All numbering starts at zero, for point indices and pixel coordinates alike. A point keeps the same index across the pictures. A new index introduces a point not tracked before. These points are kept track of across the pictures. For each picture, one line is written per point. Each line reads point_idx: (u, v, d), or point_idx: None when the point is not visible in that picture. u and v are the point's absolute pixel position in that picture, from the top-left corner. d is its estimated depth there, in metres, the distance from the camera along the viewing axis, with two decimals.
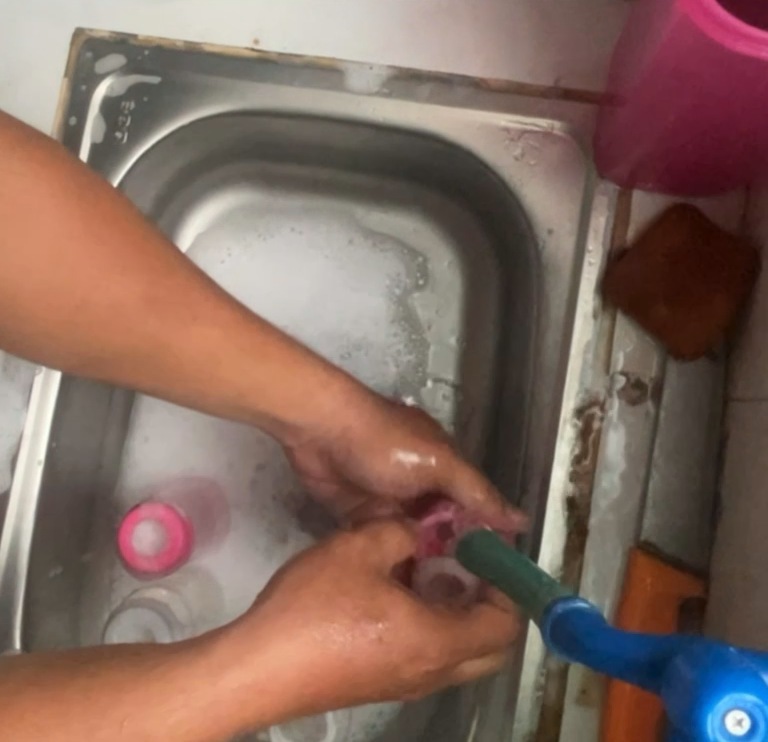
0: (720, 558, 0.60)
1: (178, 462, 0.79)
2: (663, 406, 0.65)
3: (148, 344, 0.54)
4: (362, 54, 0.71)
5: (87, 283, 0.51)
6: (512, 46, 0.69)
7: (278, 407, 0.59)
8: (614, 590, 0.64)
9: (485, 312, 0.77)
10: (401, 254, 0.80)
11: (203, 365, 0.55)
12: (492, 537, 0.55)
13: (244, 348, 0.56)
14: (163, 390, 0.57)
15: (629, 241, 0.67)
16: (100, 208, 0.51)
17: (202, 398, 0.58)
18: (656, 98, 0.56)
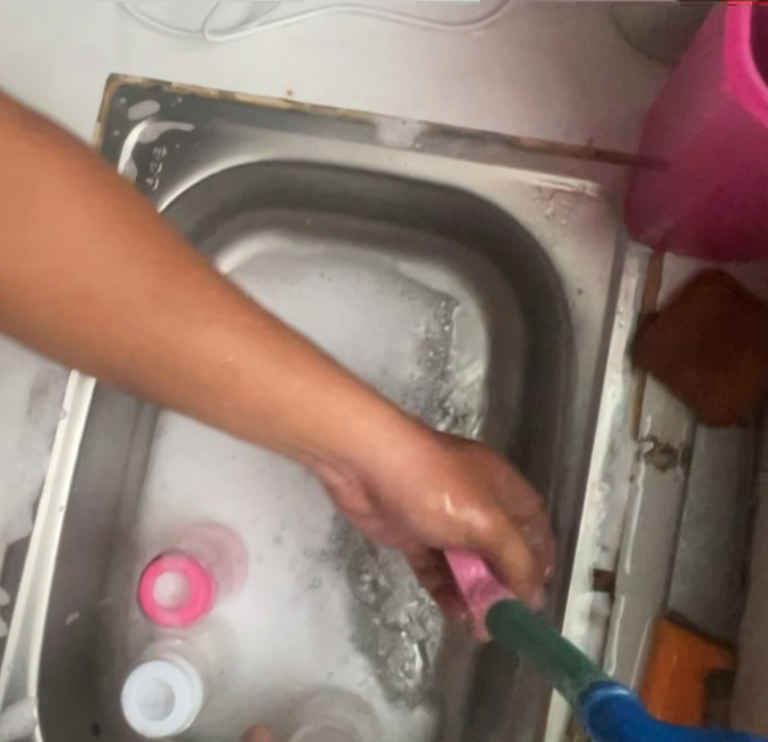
0: (748, 633, 0.59)
1: (196, 508, 0.79)
2: (691, 472, 0.65)
3: (202, 366, 0.49)
4: (396, 109, 0.71)
5: (106, 290, 0.46)
6: (547, 105, 0.69)
7: (327, 441, 0.53)
8: (640, 659, 0.63)
9: (506, 368, 0.78)
10: (417, 305, 0.80)
11: (253, 406, 0.51)
12: (534, 616, 0.56)
13: (276, 361, 0.50)
14: (209, 413, 0.52)
15: (659, 304, 0.67)
16: (134, 219, 0.47)
17: (238, 430, 0.53)
18: (695, 169, 0.56)
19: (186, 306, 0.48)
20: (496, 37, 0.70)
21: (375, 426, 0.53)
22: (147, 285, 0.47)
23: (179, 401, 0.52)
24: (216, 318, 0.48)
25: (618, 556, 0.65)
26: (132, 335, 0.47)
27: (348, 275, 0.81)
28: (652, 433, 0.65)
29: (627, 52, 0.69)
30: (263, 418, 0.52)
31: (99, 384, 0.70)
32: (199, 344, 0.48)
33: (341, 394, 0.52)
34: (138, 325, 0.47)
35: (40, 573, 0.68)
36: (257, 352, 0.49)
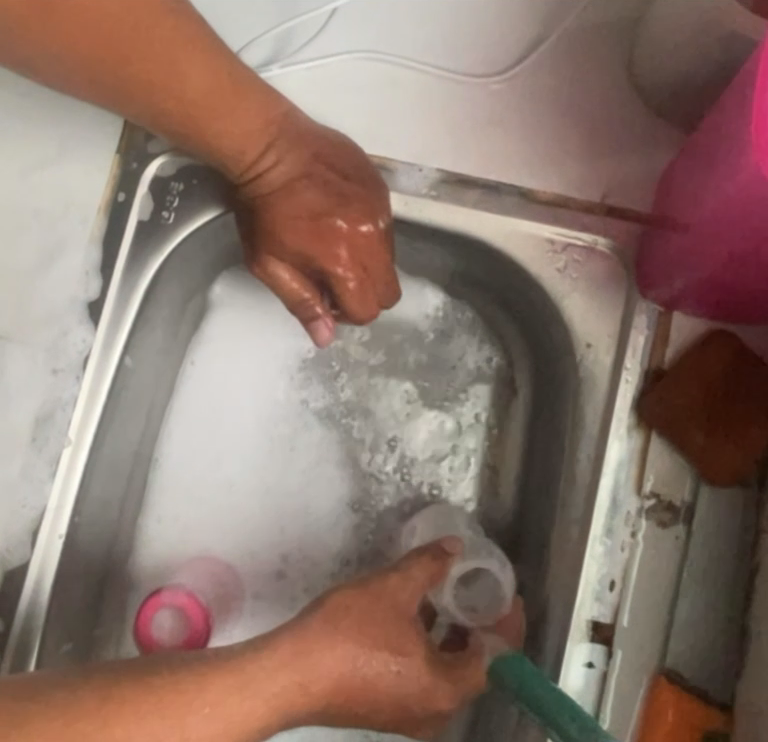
0: (745, 696, 0.59)
1: (196, 539, 0.79)
2: (692, 531, 0.65)
3: (260, 140, 0.65)
4: (414, 156, 0.71)
5: (220, 113, 0.62)
6: (563, 158, 0.70)
7: (277, 233, 0.69)
8: (636, 717, 0.63)
9: (510, 419, 0.80)
10: (423, 354, 0.81)
11: (311, 243, 0.68)
12: (546, 684, 0.57)
13: (313, 161, 0.67)
14: (272, 251, 0.70)
15: (666, 360, 0.67)
16: (230, 63, 0.62)
17: (298, 258, 0.69)
18: (711, 234, 0.57)
19: (231, 110, 0.63)
20: (515, 89, 0.71)
21: (357, 254, 0.69)
22: (212, 81, 0.61)
23: (242, 173, 0.67)
24: (279, 152, 0.65)
25: (616, 611, 0.64)
26: (236, 143, 0.65)
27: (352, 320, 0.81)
28: (655, 490, 0.66)
29: (643, 114, 0.70)
30: (282, 222, 0.68)
31: (103, 419, 0.71)
32: (246, 143, 0.64)
33: (328, 208, 0.67)
34: (216, 118, 0.63)
35: (37, 603, 0.68)
36: (331, 202, 0.68)
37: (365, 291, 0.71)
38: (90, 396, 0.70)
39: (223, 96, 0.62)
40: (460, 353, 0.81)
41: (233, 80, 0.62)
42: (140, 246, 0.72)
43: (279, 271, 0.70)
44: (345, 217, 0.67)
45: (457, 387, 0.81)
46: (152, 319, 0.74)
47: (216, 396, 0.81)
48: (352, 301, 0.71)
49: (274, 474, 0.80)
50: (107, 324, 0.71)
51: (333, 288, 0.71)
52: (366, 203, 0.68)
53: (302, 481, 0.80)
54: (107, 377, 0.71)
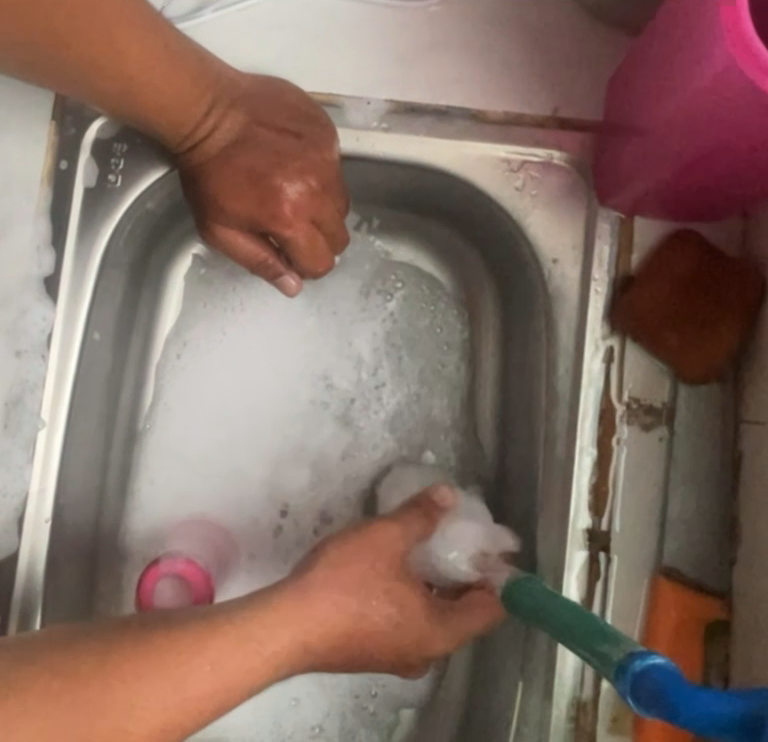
0: (744, 584, 0.61)
1: (189, 503, 0.79)
2: (676, 431, 0.66)
3: (199, 102, 0.65)
4: (358, 88, 0.70)
5: (156, 76, 0.63)
6: (509, 75, 0.69)
7: (228, 193, 0.68)
8: (639, 620, 0.64)
9: (481, 349, 0.79)
10: (408, 303, 0.81)
11: (261, 199, 0.68)
12: (554, 597, 0.55)
13: (262, 118, 0.67)
14: (224, 214, 0.69)
15: (633, 265, 0.67)
16: (163, 31, 0.62)
17: (249, 218, 0.69)
18: (675, 135, 0.56)
19: (168, 72, 0.63)
20: (453, 10, 0.70)
21: (310, 205, 0.68)
22: (149, 45, 0.61)
23: (184, 143, 0.67)
24: (219, 111, 0.66)
25: (609, 517, 0.66)
26: (173, 105, 0.65)
27: (363, 273, 0.82)
28: (635, 397, 0.66)
29: (586, 22, 0.69)
30: (233, 179, 0.68)
31: (73, 398, 0.70)
32: (185, 105, 0.65)
33: (277, 162, 0.67)
34: (154, 79, 0.63)
35: (33, 588, 0.68)
36: (278, 157, 0.67)
37: (317, 247, 0.70)
38: (59, 374, 0.69)
39: (158, 67, 0.62)
40: (428, 288, 0.81)
41: (167, 48, 0.62)
42: (89, 215, 0.70)
43: (231, 235, 0.70)
44: (287, 174, 0.67)
45: (429, 323, 0.81)
46: (111, 290, 0.72)
47: (186, 374, 0.81)
48: (306, 257, 0.70)
49: (255, 436, 0.81)
50: (66, 299, 0.70)
51: (283, 246, 0.70)
52: (306, 158, 0.67)
53: (287, 435, 0.80)
54: (74, 350, 0.70)
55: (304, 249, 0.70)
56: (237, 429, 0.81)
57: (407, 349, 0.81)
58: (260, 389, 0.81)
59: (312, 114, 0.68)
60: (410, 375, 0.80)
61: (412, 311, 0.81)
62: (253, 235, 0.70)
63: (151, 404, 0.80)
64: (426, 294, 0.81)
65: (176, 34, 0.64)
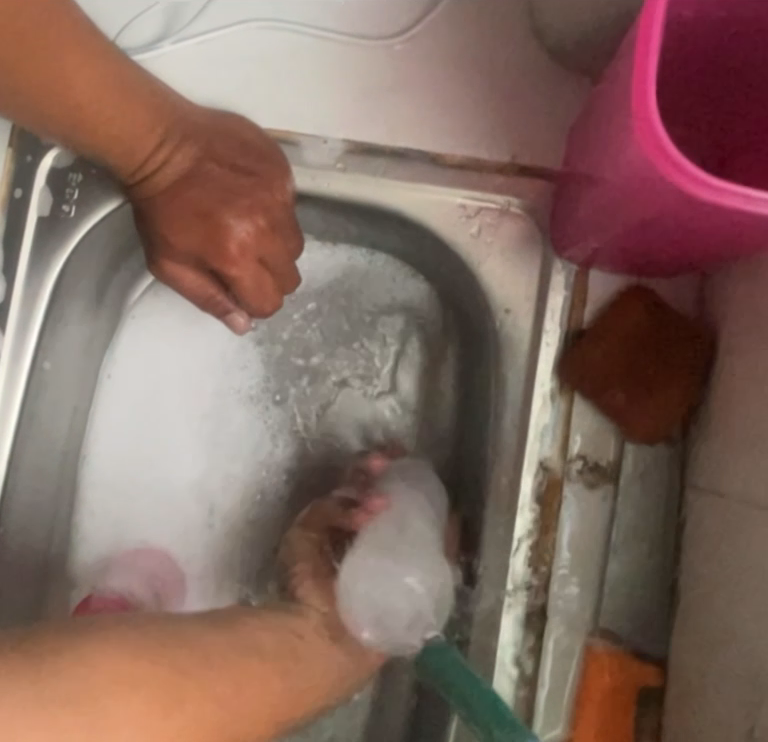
0: (678, 653, 0.61)
1: (129, 530, 0.79)
2: (619, 490, 0.65)
3: (147, 136, 0.64)
4: (316, 127, 0.69)
5: (104, 109, 0.62)
6: (468, 119, 0.68)
7: (174, 230, 0.67)
8: (572, 682, 0.64)
9: (436, 384, 0.78)
10: (365, 341, 0.79)
11: (208, 238, 0.67)
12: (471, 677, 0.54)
13: (214, 152, 0.66)
14: (171, 249, 0.68)
15: (586, 320, 0.66)
16: (111, 65, 0.61)
17: (197, 254, 0.68)
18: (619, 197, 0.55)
19: (116, 106, 0.62)
20: (415, 51, 0.68)
21: (257, 244, 0.67)
22: (93, 79, 0.60)
23: (134, 175, 0.66)
24: (168, 144, 0.65)
25: (548, 575, 0.65)
26: (122, 137, 0.64)
27: (320, 305, 0.79)
28: (580, 453, 0.66)
29: (549, 68, 0.67)
30: (180, 215, 0.66)
31: (20, 427, 0.69)
32: (133, 138, 0.64)
33: (224, 200, 0.66)
34: (101, 113, 0.62)
35: None
36: (225, 195, 0.66)
37: (264, 285, 0.69)
38: (5, 403, 0.69)
39: (106, 101, 0.61)
40: (388, 323, 0.79)
41: (117, 84, 0.61)
42: (42, 245, 0.70)
43: (177, 270, 0.69)
44: (235, 213, 0.66)
45: (386, 360, 0.79)
46: (65, 318, 0.72)
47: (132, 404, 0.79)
48: (252, 297, 0.69)
49: (201, 459, 0.80)
50: (14, 329, 0.69)
51: (230, 284, 0.69)
52: (255, 197, 0.66)
53: (234, 460, 0.80)
54: (22, 380, 0.69)
55: (251, 289, 0.69)
56: (179, 453, 0.80)
57: (362, 385, 0.79)
58: (202, 412, 0.80)
59: (264, 149, 0.67)
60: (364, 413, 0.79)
61: (368, 348, 0.79)
62: (201, 272, 0.69)
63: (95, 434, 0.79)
64: (383, 329, 0.79)
65: (127, 66, 0.62)
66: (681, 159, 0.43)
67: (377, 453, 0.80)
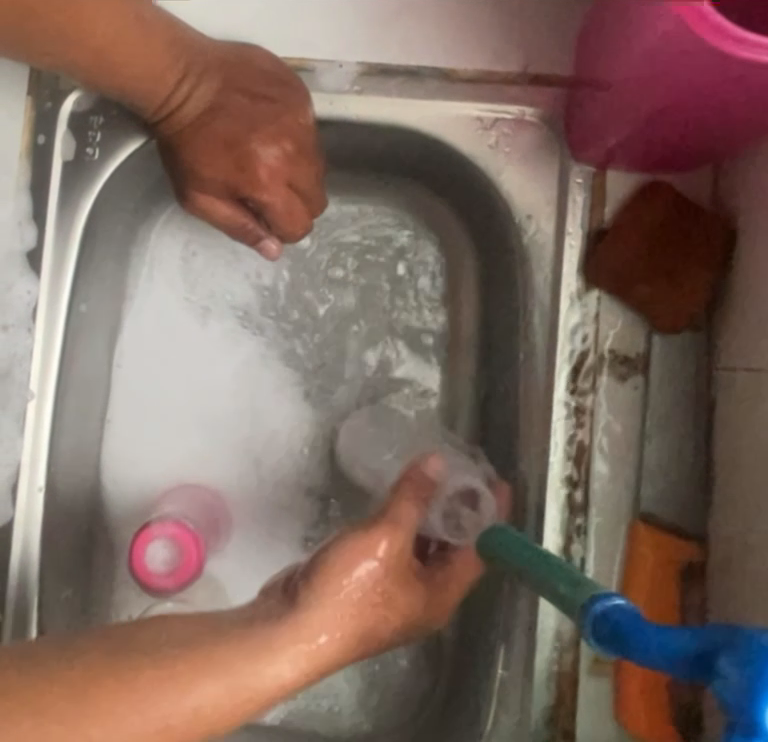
0: (720, 527, 0.63)
1: (156, 466, 0.80)
2: (650, 379, 0.67)
3: (169, 70, 0.65)
4: (330, 52, 0.70)
5: (126, 46, 0.63)
6: (479, 34, 0.69)
7: (203, 161, 0.69)
8: (617, 565, 0.66)
9: (461, 300, 0.80)
10: (386, 266, 0.81)
11: (237, 166, 0.69)
12: (531, 547, 0.56)
13: (234, 83, 0.68)
14: (201, 181, 0.70)
15: (606, 219, 0.68)
16: (130, 2, 0.62)
17: (227, 183, 0.70)
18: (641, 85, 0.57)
19: (137, 41, 0.63)
20: None
21: (286, 168, 0.69)
22: (114, 16, 0.61)
23: (157, 113, 0.68)
24: (190, 77, 0.66)
25: (588, 467, 0.67)
26: (145, 72, 0.65)
27: (340, 234, 0.81)
28: (610, 348, 0.68)
29: None
30: (207, 146, 0.68)
31: (62, 367, 0.71)
32: (156, 74, 0.65)
33: (250, 129, 0.68)
34: (123, 50, 0.63)
35: (31, 549, 0.70)
36: (250, 123, 0.68)
37: (295, 209, 0.71)
38: (45, 346, 0.71)
39: (127, 37, 0.63)
40: (407, 247, 0.81)
41: (137, 19, 0.63)
42: (69, 189, 0.71)
43: (209, 201, 0.71)
44: (261, 140, 0.68)
45: (407, 283, 0.81)
46: (94, 262, 0.74)
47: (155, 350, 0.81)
48: (284, 222, 0.72)
49: (227, 394, 0.81)
50: (49, 273, 0.71)
51: (261, 210, 0.71)
52: (279, 122, 0.68)
53: (258, 395, 0.81)
54: (59, 323, 0.71)
55: (283, 213, 0.71)
56: (204, 392, 0.81)
57: (384, 309, 0.81)
58: (226, 350, 0.81)
59: (283, 74, 0.68)
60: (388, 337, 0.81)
61: (387, 272, 0.81)
62: (231, 201, 0.71)
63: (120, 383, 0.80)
64: (400, 253, 0.81)
65: (144, 3, 0.64)
66: (726, 24, 0.46)
67: (397, 386, 0.81)
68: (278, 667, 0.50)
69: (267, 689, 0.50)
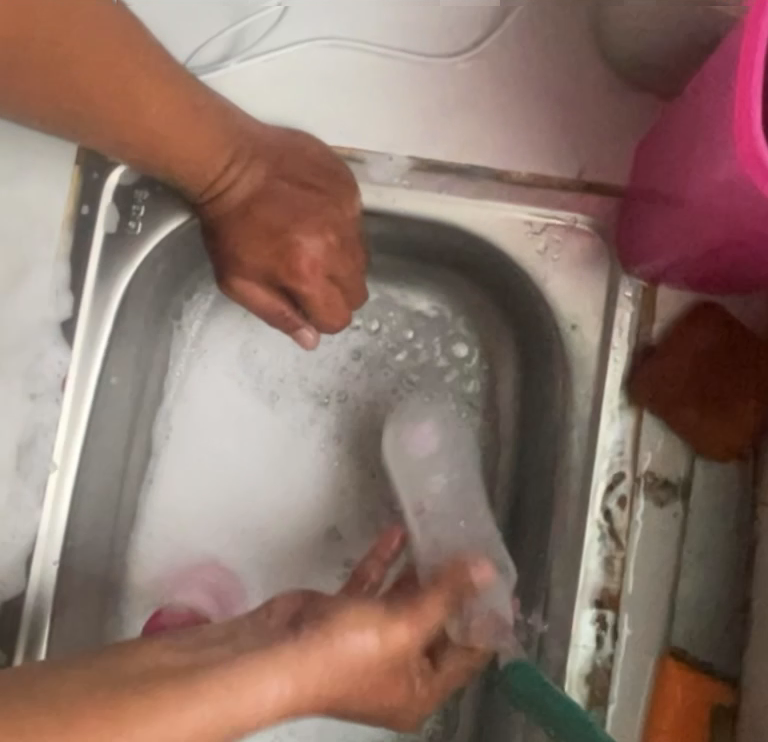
0: (751, 672, 0.60)
1: (184, 546, 0.77)
2: (689, 507, 0.65)
3: (220, 158, 0.65)
4: (382, 144, 0.69)
5: (180, 133, 0.63)
6: (534, 136, 0.68)
7: (244, 249, 0.68)
8: (643, 700, 0.63)
9: (499, 395, 0.77)
10: (429, 351, 0.79)
11: (280, 257, 0.67)
12: None
13: (284, 174, 0.67)
14: (241, 269, 0.68)
15: (654, 336, 0.66)
16: (188, 91, 0.62)
17: (268, 273, 0.68)
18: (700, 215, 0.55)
19: (192, 129, 0.63)
20: (480, 69, 0.69)
21: (329, 261, 0.68)
22: (172, 103, 0.62)
23: (204, 198, 0.67)
24: (240, 165, 0.66)
25: (619, 594, 0.64)
26: (195, 161, 0.64)
27: (383, 318, 0.79)
28: (650, 470, 0.66)
29: (615, 84, 0.68)
30: (251, 235, 0.67)
31: (87, 438, 0.70)
32: (206, 162, 0.65)
33: (295, 220, 0.67)
34: (177, 138, 0.63)
35: (40, 622, 0.68)
36: (295, 214, 0.67)
37: (333, 302, 0.69)
38: (71, 418, 0.69)
39: (181, 124, 0.63)
40: (450, 333, 0.79)
41: (193, 108, 0.63)
42: (108, 258, 0.70)
43: (248, 289, 0.69)
44: (306, 232, 0.67)
45: (450, 369, 0.79)
46: (129, 333, 0.72)
47: (192, 422, 0.79)
48: (322, 314, 0.70)
49: (258, 472, 0.78)
50: (82, 342, 0.70)
51: (299, 301, 0.69)
52: (325, 214, 0.67)
53: (298, 483, 0.79)
54: (87, 393, 0.70)
55: (320, 305, 0.69)
56: (242, 475, 0.78)
57: (425, 396, 0.78)
58: (269, 435, 0.79)
59: (335, 166, 0.67)
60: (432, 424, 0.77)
61: (429, 357, 0.79)
62: (270, 290, 0.70)
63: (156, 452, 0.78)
64: (443, 337, 0.79)
65: (203, 92, 0.63)
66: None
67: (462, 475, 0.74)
68: (268, 692, 0.51)
69: (255, 715, 0.51)
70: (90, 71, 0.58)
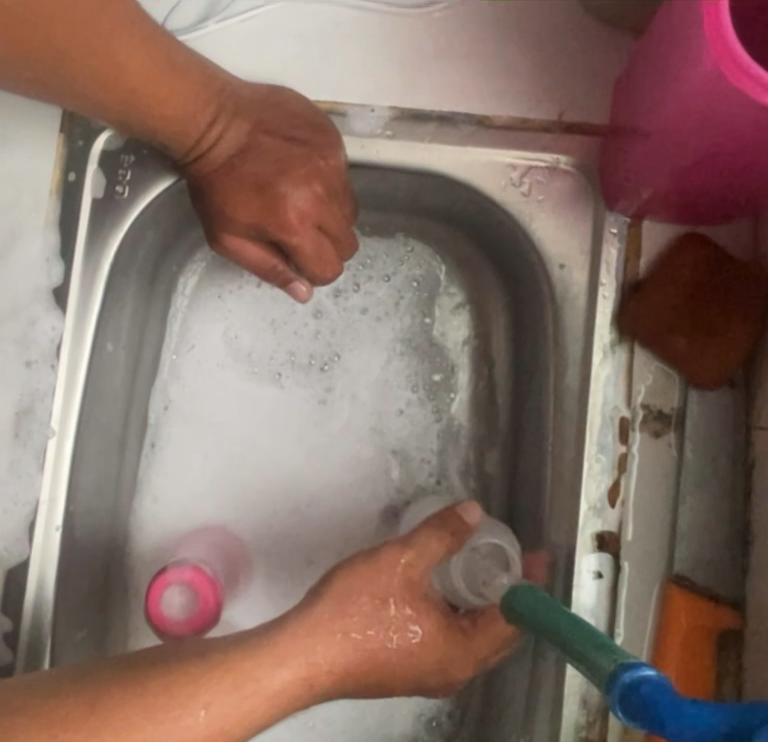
0: (755, 594, 0.61)
1: (191, 499, 0.79)
2: (686, 437, 0.65)
3: (199, 113, 0.65)
4: (362, 96, 0.70)
5: (159, 90, 0.63)
6: (514, 81, 0.69)
7: (232, 205, 0.68)
8: (650, 631, 0.64)
9: (489, 335, 0.79)
10: (409, 291, 0.81)
11: (267, 209, 0.68)
12: (554, 606, 0.54)
13: (267, 127, 0.67)
14: (231, 223, 0.69)
15: (642, 271, 0.67)
16: (163, 46, 0.62)
17: (256, 226, 0.69)
18: (678, 136, 0.55)
19: (170, 85, 0.63)
20: (456, 17, 0.69)
21: (319, 210, 0.68)
22: (146, 60, 0.61)
23: (186, 154, 0.67)
24: (222, 119, 0.66)
25: (620, 528, 0.65)
26: (174, 118, 0.64)
27: (365, 266, 0.81)
28: (645, 402, 0.66)
29: (592, 26, 0.68)
30: (238, 189, 0.68)
31: (84, 403, 0.70)
32: (186, 117, 0.65)
33: (280, 172, 0.67)
34: (154, 95, 0.63)
35: (46, 588, 0.68)
36: (279, 165, 0.67)
37: (324, 253, 0.70)
38: (67, 383, 0.69)
39: (159, 81, 0.62)
40: (427, 272, 0.81)
41: (170, 64, 0.62)
42: (96, 224, 0.70)
43: (239, 244, 0.70)
44: (292, 182, 0.67)
45: (432, 307, 0.80)
46: (122, 298, 0.72)
47: (186, 383, 0.80)
48: (314, 265, 0.70)
49: (256, 425, 0.80)
50: (74, 306, 0.69)
51: (291, 254, 0.70)
52: (311, 164, 0.67)
53: (292, 429, 0.80)
54: (82, 362, 0.69)
55: (311, 256, 0.70)
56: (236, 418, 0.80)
57: (408, 336, 0.80)
58: (257, 376, 0.80)
59: (317, 114, 0.68)
60: (419, 365, 0.80)
61: (410, 300, 0.81)
62: (262, 244, 0.70)
63: (154, 419, 0.80)
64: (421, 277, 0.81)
65: (177, 47, 0.63)
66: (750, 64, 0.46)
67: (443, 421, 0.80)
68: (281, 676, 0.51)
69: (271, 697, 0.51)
70: (66, 32, 0.57)
